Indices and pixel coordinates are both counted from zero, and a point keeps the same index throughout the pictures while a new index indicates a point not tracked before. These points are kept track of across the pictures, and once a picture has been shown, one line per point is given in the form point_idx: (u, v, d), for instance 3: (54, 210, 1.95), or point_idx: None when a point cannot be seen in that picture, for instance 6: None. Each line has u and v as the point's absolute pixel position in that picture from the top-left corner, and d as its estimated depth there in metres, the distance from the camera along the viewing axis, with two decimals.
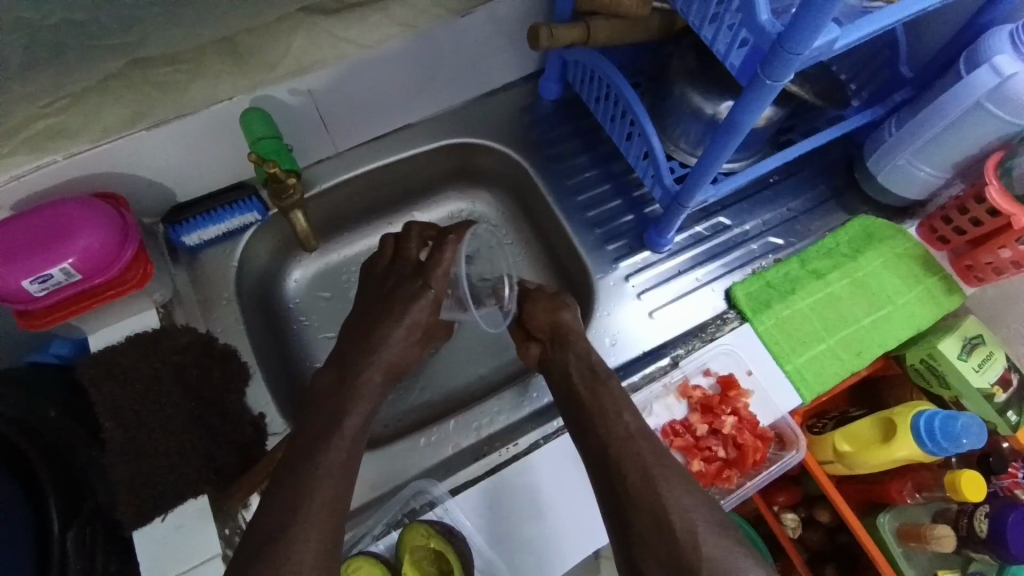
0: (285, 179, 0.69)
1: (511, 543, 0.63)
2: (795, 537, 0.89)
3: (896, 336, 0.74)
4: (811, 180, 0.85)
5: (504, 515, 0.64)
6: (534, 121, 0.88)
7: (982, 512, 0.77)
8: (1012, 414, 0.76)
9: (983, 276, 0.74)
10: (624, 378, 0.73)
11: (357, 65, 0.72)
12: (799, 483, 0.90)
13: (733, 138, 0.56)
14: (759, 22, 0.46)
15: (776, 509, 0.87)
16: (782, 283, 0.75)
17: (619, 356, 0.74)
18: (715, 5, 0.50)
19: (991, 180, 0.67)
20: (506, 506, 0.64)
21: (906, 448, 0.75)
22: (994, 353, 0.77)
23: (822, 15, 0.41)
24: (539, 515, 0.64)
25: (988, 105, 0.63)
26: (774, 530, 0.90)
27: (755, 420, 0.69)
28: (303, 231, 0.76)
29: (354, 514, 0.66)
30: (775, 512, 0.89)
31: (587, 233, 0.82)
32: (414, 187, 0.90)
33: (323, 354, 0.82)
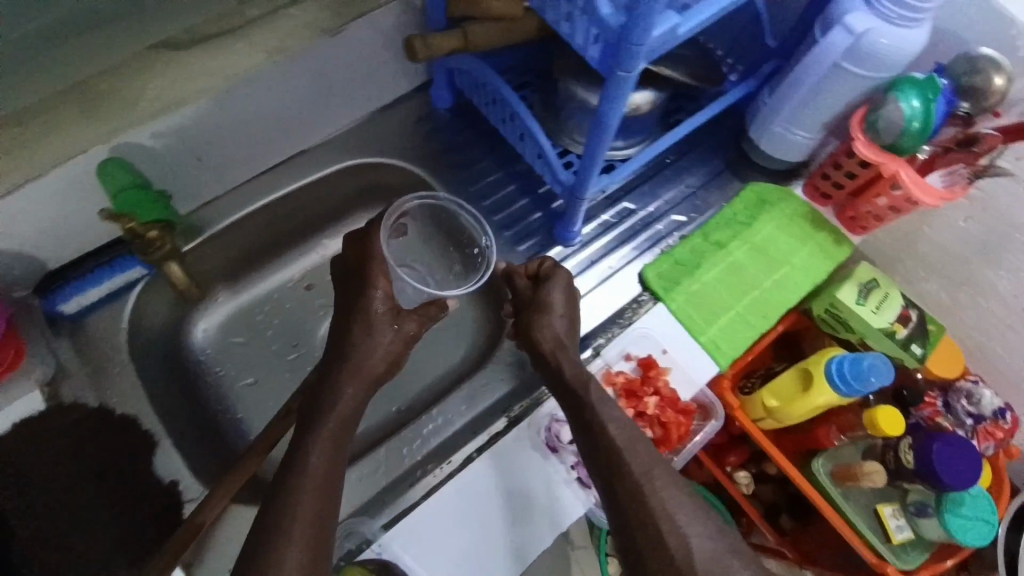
0: (144, 233, 0.67)
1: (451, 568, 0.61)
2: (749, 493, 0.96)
3: (796, 292, 0.77)
4: (706, 155, 0.88)
5: (440, 538, 0.62)
6: (432, 131, 0.87)
7: (907, 444, 0.80)
8: (916, 348, 0.79)
9: (866, 224, 0.78)
10: None
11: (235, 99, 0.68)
12: (746, 442, 0.99)
13: (608, 131, 0.57)
14: (601, 16, 0.47)
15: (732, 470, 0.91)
16: (688, 258, 0.78)
17: None
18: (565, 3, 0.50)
19: (858, 135, 0.67)
20: (435, 532, 0.62)
21: (824, 394, 0.81)
22: (890, 293, 0.81)
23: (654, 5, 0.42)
24: (474, 527, 0.62)
25: (845, 64, 0.65)
26: (729, 490, 0.96)
27: (675, 396, 0.69)
28: (181, 282, 0.74)
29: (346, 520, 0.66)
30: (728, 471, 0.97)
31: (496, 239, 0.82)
32: (319, 217, 0.86)
33: (239, 403, 0.77)
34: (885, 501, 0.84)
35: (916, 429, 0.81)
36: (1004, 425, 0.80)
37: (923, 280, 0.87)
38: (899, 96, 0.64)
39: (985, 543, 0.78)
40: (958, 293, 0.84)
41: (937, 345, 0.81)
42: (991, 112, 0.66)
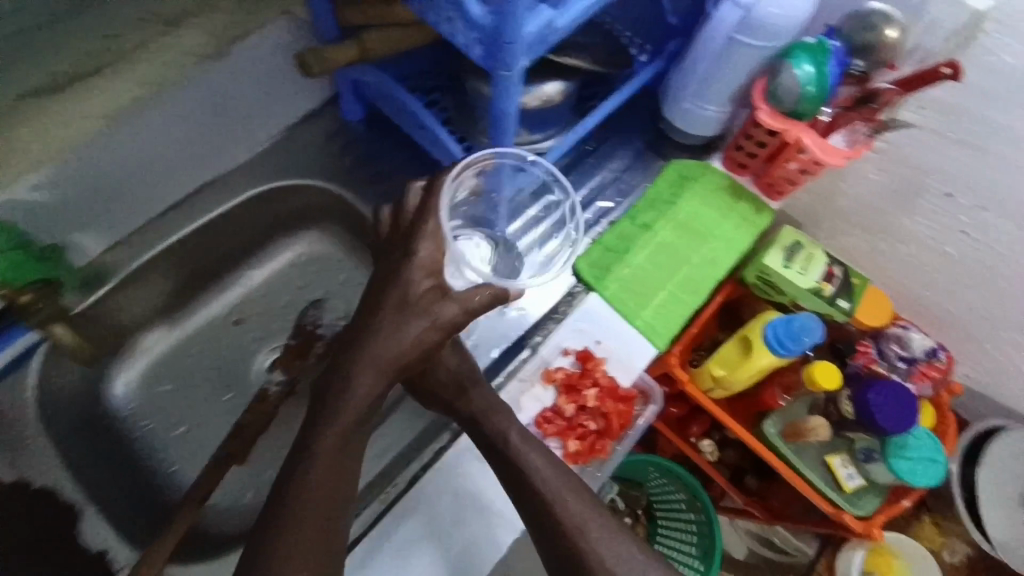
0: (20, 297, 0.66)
1: None
2: (715, 461, 1.03)
3: (725, 264, 0.77)
4: (627, 138, 0.88)
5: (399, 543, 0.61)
6: (346, 143, 0.83)
7: (846, 396, 0.84)
8: (842, 302, 0.82)
9: (783, 189, 0.78)
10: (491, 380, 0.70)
11: (120, 128, 0.73)
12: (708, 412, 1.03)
13: (508, 124, 0.57)
14: (472, 16, 0.45)
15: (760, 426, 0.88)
16: (617, 244, 0.77)
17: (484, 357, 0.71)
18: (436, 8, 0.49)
19: (761, 105, 0.68)
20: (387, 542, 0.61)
21: (765, 357, 0.83)
22: (814, 253, 0.83)
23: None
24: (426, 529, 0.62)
25: (739, 36, 0.66)
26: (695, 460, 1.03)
27: (614, 385, 0.69)
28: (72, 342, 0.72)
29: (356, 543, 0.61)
30: (693, 442, 1.02)
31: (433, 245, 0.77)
32: (238, 247, 0.82)
33: (170, 454, 0.75)
34: (834, 453, 0.86)
35: (856, 379, 0.84)
36: (938, 365, 0.83)
37: (848, 234, 0.90)
38: (792, 63, 0.64)
39: (934, 482, 0.80)
40: (881, 244, 0.87)
41: (863, 296, 0.83)
42: (886, 64, 0.66)
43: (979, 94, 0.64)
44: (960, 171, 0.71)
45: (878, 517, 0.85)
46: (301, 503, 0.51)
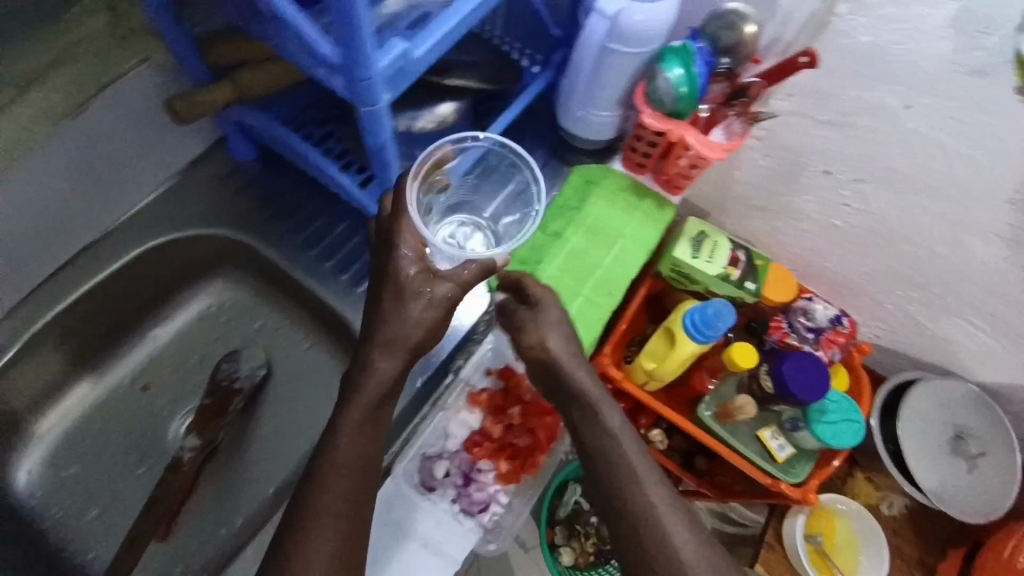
0: None
1: None
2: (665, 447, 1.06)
3: (635, 263, 0.79)
4: (530, 149, 0.89)
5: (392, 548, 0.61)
6: (243, 186, 0.80)
7: (765, 371, 0.87)
8: (750, 284, 0.86)
9: (680, 184, 0.81)
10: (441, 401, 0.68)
11: None
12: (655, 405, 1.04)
13: (390, 155, 0.57)
14: (320, 54, 0.43)
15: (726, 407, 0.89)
16: (532, 256, 0.79)
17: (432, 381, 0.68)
18: (289, 52, 0.48)
19: (644, 108, 0.71)
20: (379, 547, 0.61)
21: (687, 346, 0.85)
22: (718, 240, 0.87)
23: (359, 38, 0.40)
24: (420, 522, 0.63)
25: (611, 45, 0.68)
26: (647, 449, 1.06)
27: (538, 400, 0.69)
28: None
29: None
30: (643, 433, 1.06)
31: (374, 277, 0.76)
32: (136, 308, 0.78)
33: (85, 540, 0.70)
34: (764, 426, 0.90)
35: (773, 353, 0.88)
36: (843, 330, 0.88)
37: (750, 217, 0.95)
38: (663, 67, 0.67)
39: (854, 441, 0.84)
40: (780, 223, 0.92)
41: (767, 275, 0.88)
42: (749, 60, 0.70)
43: (835, 79, 0.69)
44: (833, 150, 0.77)
45: (812, 481, 0.88)
46: (309, 522, 0.50)
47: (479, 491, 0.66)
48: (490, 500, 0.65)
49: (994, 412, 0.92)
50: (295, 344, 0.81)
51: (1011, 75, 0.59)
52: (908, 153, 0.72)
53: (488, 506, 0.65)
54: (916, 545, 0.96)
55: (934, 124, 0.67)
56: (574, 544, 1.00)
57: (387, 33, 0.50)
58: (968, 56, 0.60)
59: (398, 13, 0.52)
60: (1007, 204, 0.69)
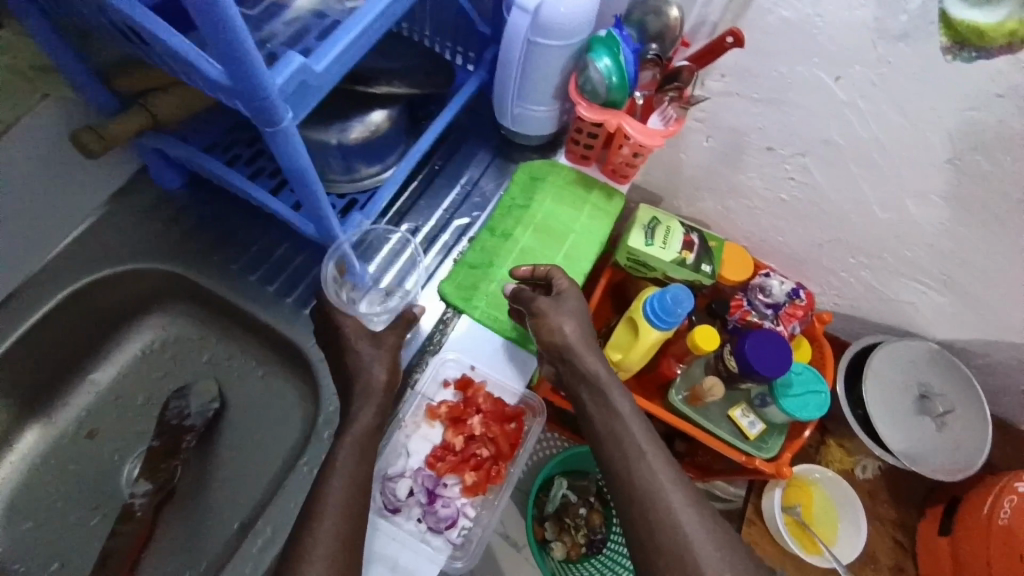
0: None
1: None
2: None
3: (587, 257, 0.77)
4: (474, 149, 0.87)
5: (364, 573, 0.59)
6: (176, 215, 0.76)
7: (728, 351, 0.86)
8: (706, 266, 0.85)
9: (626, 173, 0.80)
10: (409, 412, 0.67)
11: None
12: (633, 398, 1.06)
13: (312, 175, 0.55)
14: (212, 79, 0.41)
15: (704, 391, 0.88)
16: (480, 259, 0.74)
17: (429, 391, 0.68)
18: (186, 78, 0.46)
19: (580, 101, 0.70)
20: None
21: (651, 334, 0.83)
22: (671, 225, 0.86)
23: (246, 58, 0.38)
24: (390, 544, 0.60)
25: (537, 39, 0.67)
26: None
27: (498, 407, 0.68)
28: None
29: None
30: None
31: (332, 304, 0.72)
32: (71, 354, 0.74)
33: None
34: (734, 406, 0.90)
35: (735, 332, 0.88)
36: (801, 303, 0.88)
37: (702, 198, 0.95)
38: (593, 57, 0.67)
39: (820, 412, 0.85)
40: (730, 202, 0.92)
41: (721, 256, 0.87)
42: (678, 44, 0.70)
43: (765, 56, 0.69)
44: (771, 126, 0.77)
45: (785, 455, 0.88)
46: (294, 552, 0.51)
47: (445, 507, 0.63)
48: (457, 515, 0.63)
49: (957, 369, 0.93)
50: (246, 374, 0.78)
51: (938, 36, 0.59)
52: (843, 124, 0.72)
53: (456, 521, 0.63)
54: (892, 505, 0.98)
55: (864, 92, 0.67)
56: (565, 538, 1.01)
57: (295, 49, 0.48)
58: (893, 20, 0.60)
59: (305, 26, 0.50)
60: (941, 166, 0.70)
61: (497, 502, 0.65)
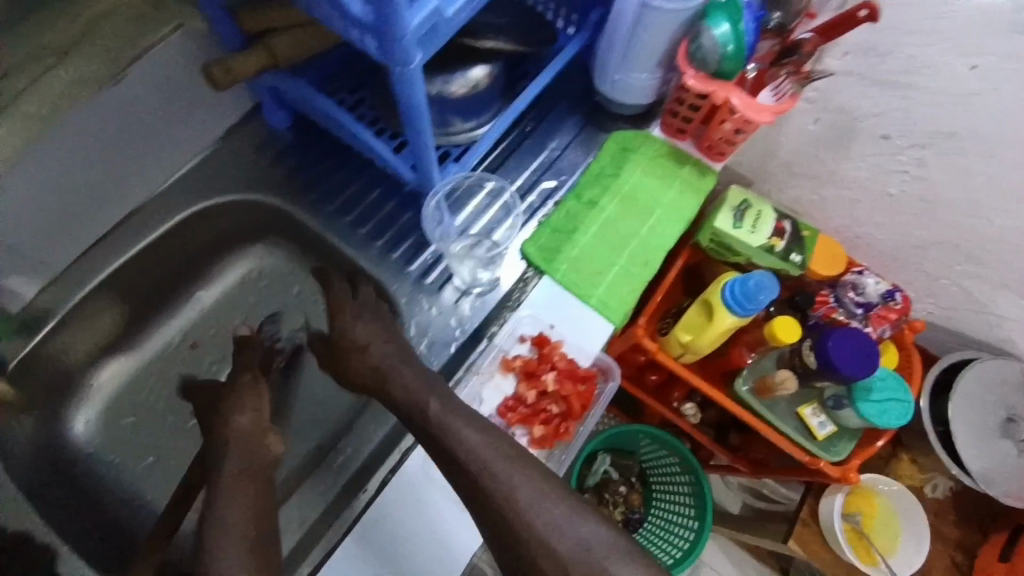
0: None
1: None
2: (698, 421, 1.11)
3: (674, 232, 0.75)
4: (564, 112, 0.86)
5: (418, 521, 0.64)
6: (276, 153, 0.81)
7: (807, 345, 0.83)
8: (796, 256, 0.82)
9: (723, 150, 0.77)
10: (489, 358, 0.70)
11: None
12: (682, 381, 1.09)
13: (422, 117, 0.57)
14: (353, 13, 0.44)
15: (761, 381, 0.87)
16: (565, 223, 0.74)
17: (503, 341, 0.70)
18: (320, 12, 0.48)
19: (687, 69, 0.68)
20: (399, 515, 0.64)
21: (727, 318, 0.82)
22: (762, 210, 0.82)
23: None
24: (448, 499, 0.65)
25: (653, 1, 0.64)
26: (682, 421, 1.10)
27: (573, 367, 0.68)
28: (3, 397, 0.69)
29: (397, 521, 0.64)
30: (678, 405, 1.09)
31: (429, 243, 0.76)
32: (181, 271, 0.82)
33: (139, 490, 0.75)
34: (805, 403, 0.87)
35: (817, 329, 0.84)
36: (895, 306, 0.83)
37: (796, 185, 0.90)
38: (709, 23, 0.64)
39: (901, 422, 0.80)
40: (827, 191, 0.88)
41: (814, 246, 0.83)
42: (803, 15, 0.67)
43: (897, 34, 0.64)
44: (889, 112, 0.72)
45: (854, 460, 0.84)
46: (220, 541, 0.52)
47: None
48: None
49: None
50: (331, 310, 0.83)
51: None
52: (974, 116, 0.66)
53: None
54: (961, 529, 0.93)
55: (1003, 83, 0.62)
56: None
57: None
58: None
59: None
60: None
61: (561, 456, 0.68)
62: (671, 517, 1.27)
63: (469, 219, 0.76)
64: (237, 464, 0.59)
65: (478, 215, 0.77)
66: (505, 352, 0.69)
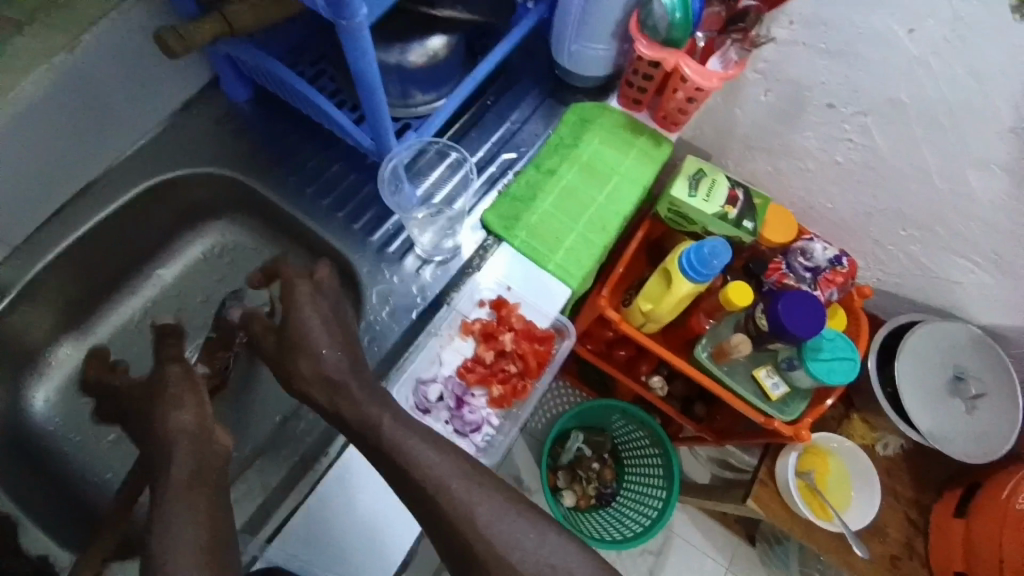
0: None
1: (339, 552, 0.63)
2: (665, 394, 1.15)
3: (630, 199, 0.76)
4: (527, 87, 0.87)
5: (349, 519, 0.64)
6: (239, 127, 0.80)
7: (760, 310, 0.85)
8: (747, 223, 0.85)
9: (677, 120, 0.80)
10: (453, 321, 0.71)
11: None
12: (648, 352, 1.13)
13: (376, 87, 0.60)
14: None
15: (718, 347, 0.90)
16: (524, 192, 0.75)
17: (464, 305, 0.72)
18: None
19: (641, 38, 0.70)
20: (335, 507, 0.64)
21: (685, 285, 0.84)
22: (716, 179, 0.85)
23: None
24: (384, 492, 0.65)
25: None
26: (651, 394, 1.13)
27: (529, 327, 0.70)
28: None
29: (356, 491, 0.65)
30: (646, 379, 1.12)
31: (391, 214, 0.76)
32: (141, 247, 0.81)
33: (98, 467, 0.74)
34: (760, 366, 0.89)
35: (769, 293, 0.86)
36: (842, 270, 0.86)
37: (753, 157, 0.93)
38: None
39: (848, 380, 0.83)
40: (781, 162, 0.91)
41: (765, 216, 0.86)
42: None
43: (838, 4, 0.67)
44: (835, 81, 0.75)
45: (806, 418, 0.88)
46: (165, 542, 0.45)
47: (472, 413, 0.67)
48: (482, 422, 0.67)
49: (995, 354, 0.92)
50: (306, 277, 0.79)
51: None
52: (912, 81, 0.69)
53: (481, 427, 0.67)
54: (912, 484, 0.96)
55: (936, 49, 0.65)
56: None
57: None
58: None
59: None
60: (1004, 134, 0.68)
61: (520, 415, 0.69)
62: (643, 488, 1.31)
63: (432, 185, 0.77)
64: (185, 471, 0.51)
65: (440, 184, 0.77)
66: (465, 317, 0.71)
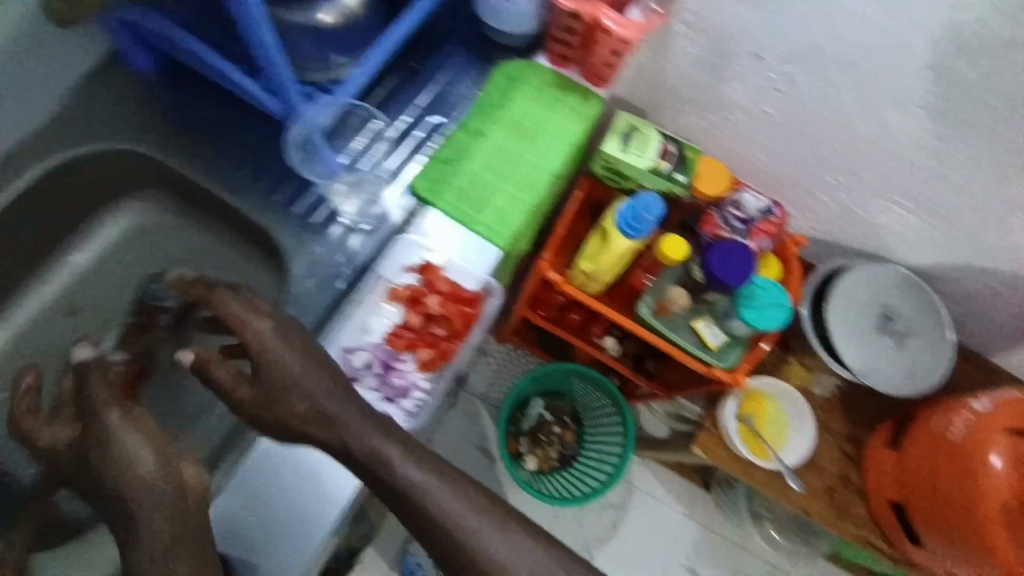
0: None
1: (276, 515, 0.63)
2: (618, 354, 1.17)
3: (559, 157, 0.75)
4: (453, 47, 0.84)
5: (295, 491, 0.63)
6: (145, 99, 0.76)
7: (695, 264, 0.90)
8: (678, 176, 0.85)
9: (604, 75, 0.78)
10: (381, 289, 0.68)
11: None
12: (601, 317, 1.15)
13: (270, 49, 0.59)
14: None
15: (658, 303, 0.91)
16: (451, 155, 0.74)
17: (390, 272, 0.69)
18: None
19: None
20: (277, 475, 0.63)
21: (621, 241, 0.85)
22: (647, 132, 0.84)
23: None
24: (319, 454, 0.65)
25: None
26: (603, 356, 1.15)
27: (456, 290, 0.69)
28: None
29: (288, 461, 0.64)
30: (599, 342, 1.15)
31: (311, 184, 0.73)
32: (47, 234, 0.76)
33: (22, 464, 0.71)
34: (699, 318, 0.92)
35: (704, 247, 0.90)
36: (774, 220, 0.88)
37: (687, 112, 0.93)
38: None
39: (781, 324, 0.86)
40: (714, 116, 0.91)
41: (697, 167, 0.86)
42: None
43: None
44: (756, 26, 0.74)
45: (742, 365, 0.90)
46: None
47: (400, 379, 0.66)
48: (411, 387, 0.66)
49: (924, 294, 0.96)
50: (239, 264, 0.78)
51: None
52: (830, 24, 0.69)
53: (410, 392, 0.66)
54: (848, 422, 1.00)
55: None
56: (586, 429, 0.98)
57: None
58: None
59: None
60: (919, 74, 0.69)
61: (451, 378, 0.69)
62: (600, 445, 1.35)
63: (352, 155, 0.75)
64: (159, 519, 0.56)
65: (360, 154, 0.75)
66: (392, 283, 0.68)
